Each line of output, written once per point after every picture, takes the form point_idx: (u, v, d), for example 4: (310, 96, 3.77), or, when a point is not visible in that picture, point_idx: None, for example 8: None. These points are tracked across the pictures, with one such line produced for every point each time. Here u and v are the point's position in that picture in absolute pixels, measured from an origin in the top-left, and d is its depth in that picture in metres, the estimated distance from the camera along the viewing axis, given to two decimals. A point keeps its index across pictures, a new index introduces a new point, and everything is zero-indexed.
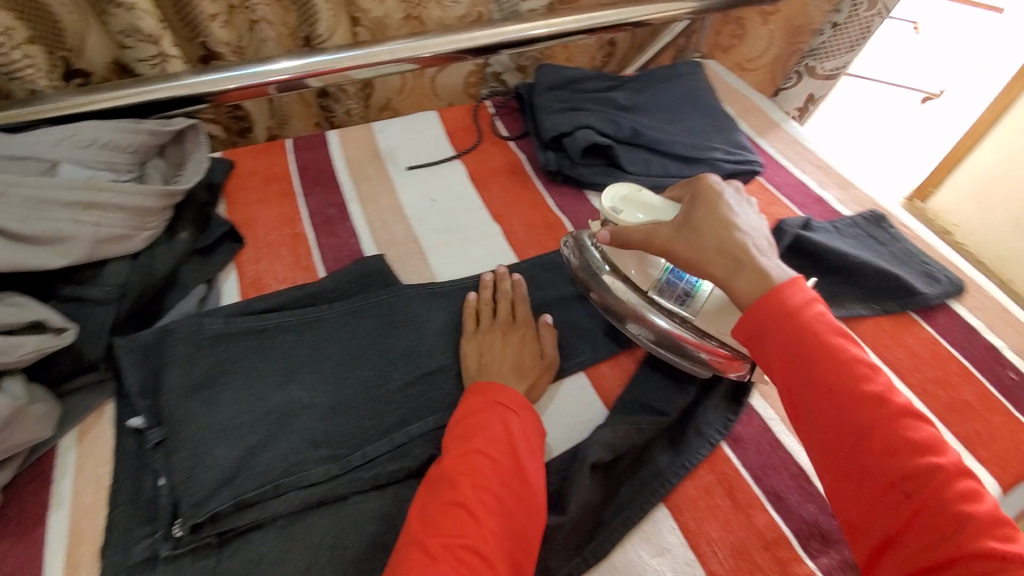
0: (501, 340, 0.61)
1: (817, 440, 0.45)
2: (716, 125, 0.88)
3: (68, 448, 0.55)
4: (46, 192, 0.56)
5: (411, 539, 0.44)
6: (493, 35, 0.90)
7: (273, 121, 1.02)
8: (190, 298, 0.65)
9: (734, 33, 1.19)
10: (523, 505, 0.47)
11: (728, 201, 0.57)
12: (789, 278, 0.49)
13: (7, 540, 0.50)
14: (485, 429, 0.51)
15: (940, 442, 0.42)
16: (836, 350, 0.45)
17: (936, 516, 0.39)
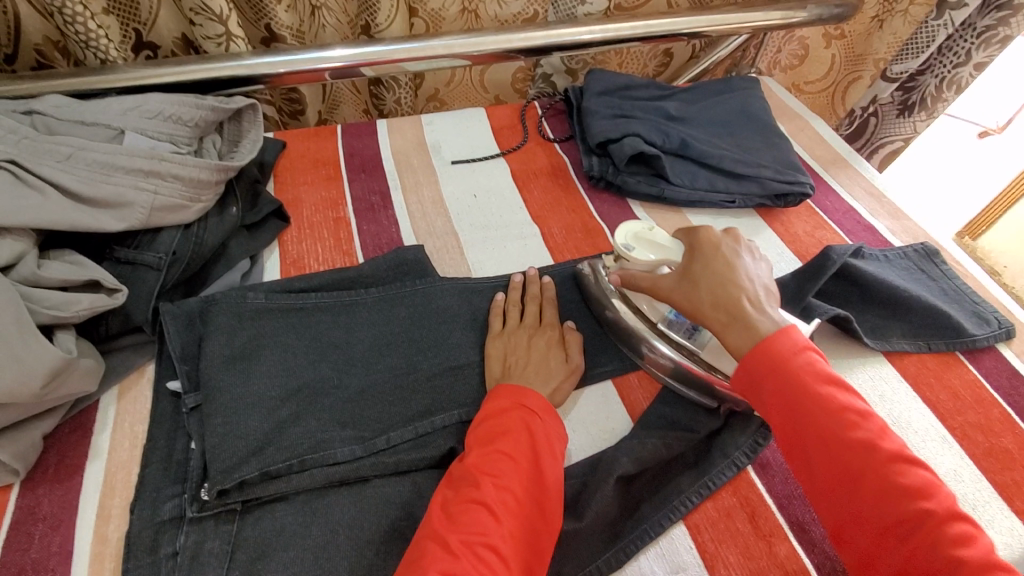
0: (526, 343, 0.61)
1: (816, 490, 0.45)
2: (766, 143, 0.86)
3: (109, 404, 0.58)
4: (111, 158, 0.59)
5: (432, 533, 0.44)
6: (549, 36, 0.90)
7: (325, 105, 1.04)
8: (234, 271, 0.67)
9: (795, 53, 1.15)
10: (542, 510, 0.47)
11: (728, 250, 0.56)
12: (779, 332, 0.49)
13: (47, 485, 0.52)
14: (508, 430, 0.51)
15: (931, 485, 0.42)
16: (825, 397, 0.46)
17: (934, 564, 0.40)
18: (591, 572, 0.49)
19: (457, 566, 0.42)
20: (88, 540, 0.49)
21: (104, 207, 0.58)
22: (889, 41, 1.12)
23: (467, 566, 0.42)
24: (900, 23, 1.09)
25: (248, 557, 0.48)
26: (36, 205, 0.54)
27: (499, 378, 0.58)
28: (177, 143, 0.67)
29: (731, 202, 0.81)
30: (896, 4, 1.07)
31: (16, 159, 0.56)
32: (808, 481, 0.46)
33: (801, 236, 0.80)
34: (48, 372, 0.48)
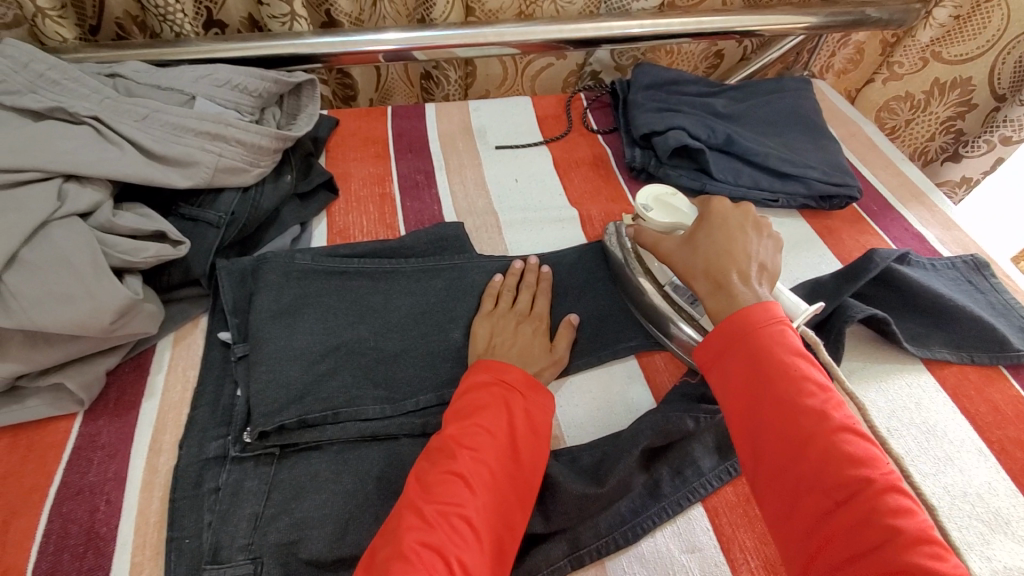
0: (513, 328, 0.62)
1: (759, 455, 0.44)
2: (814, 144, 0.85)
3: (165, 348, 0.62)
4: (183, 120, 0.63)
5: (409, 502, 0.45)
6: (599, 28, 0.91)
7: (377, 94, 1.08)
8: (286, 235, 0.71)
9: (851, 59, 1.12)
10: (516, 484, 0.48)
11: (734, 223, 0.58)
12: (757, 305, 0.49)
13: (107, 417, 0.56)
14: (486, 405, 0.52)
15: (876, 459, 0.41)
16: (787, 365, 0.46)
17: (865, 529, 0.38)
18: (607, 544, 0.50)
19: (432, 536, 0.43)
20: (141, 468, 0.53)
21: (173, 165, 0.62)
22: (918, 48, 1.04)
23: (442, 536, 0.43)
24: (923, 25, 1.01)
25: (284, 497, 0.51)
26: (114, 159, 0.59)
27: (481, 353, 0.59)
28: (241, 111, 0.71)
29: (775, 200, 0.80)
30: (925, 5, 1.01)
31: (99, 116, 0.61)
32: (755, 446, 0.45)
33: (844, 240, 0.79)
34: (117, 309, 0.52)
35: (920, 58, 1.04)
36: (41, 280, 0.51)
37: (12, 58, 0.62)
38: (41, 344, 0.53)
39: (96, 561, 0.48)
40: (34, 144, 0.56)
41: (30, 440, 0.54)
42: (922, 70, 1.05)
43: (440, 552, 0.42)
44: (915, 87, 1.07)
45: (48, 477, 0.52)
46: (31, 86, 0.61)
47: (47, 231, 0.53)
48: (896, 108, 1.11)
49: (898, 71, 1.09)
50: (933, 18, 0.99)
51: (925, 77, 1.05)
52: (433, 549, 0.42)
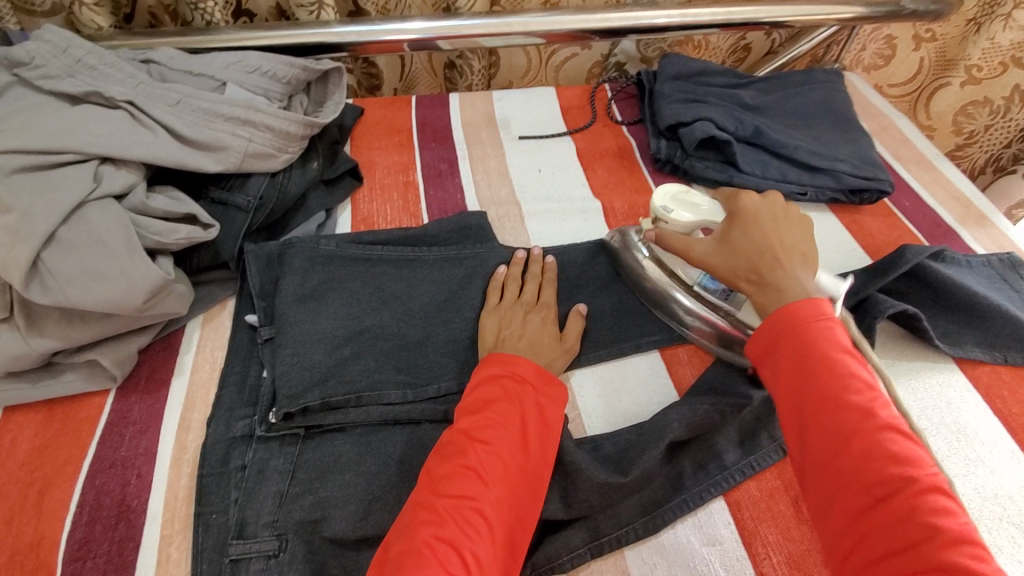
0: (521, 317, 0.61)
1: (803, 449, 0.44)
2: (845, 137, 0.83)
3: (193, 329, 0.63)
4: (214, 106, 0.64)
5: (420, 498, 0.45)
6: (626, 18, 0.90)
7: (400, 82, 1.08)
8: (311, 222, 0.72)
9: (883, 52, 1.09)
10: (532, 477, 0.48)
11: (766, 214, 0.56)
12: (806, 299, 0.49)
13: (138, 394, 0.58)
14: (498, 398, 0.51)
15: (921, 460, 0.40)
16: (833, 360, 0.45)
17: (906, 527, 0.37)
18: (627, 533, 0.50)
19: (445, 530, 0.43)
20: (170, 445, 0.55)
21: (204, 150, 0.63)
22: (986, 47, 1.00)
23: (455, 530, 0.43)
24: (1000, 28, 0.97)
25: (308, 477, 0.52)
26: (148, 143, 0.60)
27: (490, 348, 0.58)
28: (270, 97, 0.72)
29: (803, 194, 0.78)
30: (998, 8, 0.97)
31: (134, 101, 0.63)
32: (798, 439, 0.44)
33: (874, 235, 0.77)
34: (149, 289, 0.53)
35: (1000, 61, 1.00)
36: (78, 259, 0.52)
37: (52, 44, 0.64)
38: (76, 322, 0.55)
39: (127, 532, 0.49)
40: (71, 127, 0.58)
41: (65, 414, 0.56)
42: (1001, 75, 1.02)
43: (456, 546, 0.42)
44: (996, 91, 1.04)
45: (83, 450, 0.54)
46: (69, 71, 0.63)
47: (83, 211, 0.54)
48: (975, 112, 1.08)
49: (975, 75, 1.04)
50: (1014, 20, 0.96)
51: (1006, 81, 1.02)
52: (448, 543, 0.42)
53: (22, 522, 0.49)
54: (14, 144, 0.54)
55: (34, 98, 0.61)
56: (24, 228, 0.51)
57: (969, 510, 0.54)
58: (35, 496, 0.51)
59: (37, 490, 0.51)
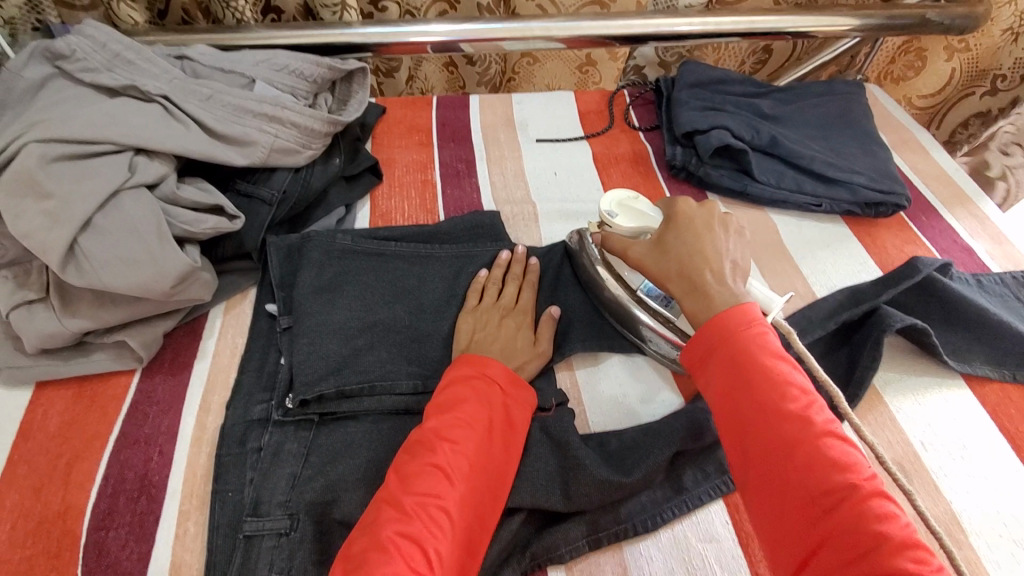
0: (497, 320, 0.62)
1: (749, 460, 0.45)
2: (863, 150, 0.83)
3: (216, 316, 0.66)
4: (242, 102, 0.67)
5: (387, 495, 0.46)
6: (647, 25, 0.91)
7: (412, 61, 1.07)
8: (331, 216, 0.74)
9: (911, 64, 1.09)
10: (494, 478, 0.49)
11: (701, 221, 0.58)
12: (733, 307, 0.50)
13: (162, 375, 0.60)
14: (466, 399, 0.52)
15: (858, 462, 0.42)
16: (767, 368, 0.46)
17: (851, 534, 0.39)
18: (626, 529, 0.51)
19: (410, 527, 0.43)
20: (191, 425, 0.57)
21: (233, 144, 0.66)
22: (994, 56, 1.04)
23: (421, 528, 0.44)
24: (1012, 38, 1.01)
25: (320, 460, 0.54)
26: (179, 135, 0.63)
27: (464, 349, 0.60)
28: (296, 95, 0.74)
29: (817, 205, 0.79)
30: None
31: (168, 95, 0.65)
32: (739, 450, 0.46)
33: (888, 248, 0.77)
34: (176, 275, 0.56)
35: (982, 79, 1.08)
36: (112, 244, 0.55)
37: (92, 38, 0.67)
38: (107, 304, 0.58)
39: (148, 505, 0.52)
40: (108, 118, 0.61)
41: (93, 391, 0.59)
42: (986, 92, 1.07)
43: (419, 542, 0.43)
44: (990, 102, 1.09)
45: (109, 427, 0.56)
46: (107, 65, 0.66)
47: (118, 199, 0.57)
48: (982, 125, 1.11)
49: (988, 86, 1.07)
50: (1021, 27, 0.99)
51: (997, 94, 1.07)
52: (412, 540, 0.43)
53: (51, 492, 0.52)
54: (56, 134, 0.57)
55: (74, 90, 0.64)
56: (63, 214, 0.54)
57: (969, 525, 0.55)
58: (62, 468, 0.53)
59: (65, 462, 0.54)
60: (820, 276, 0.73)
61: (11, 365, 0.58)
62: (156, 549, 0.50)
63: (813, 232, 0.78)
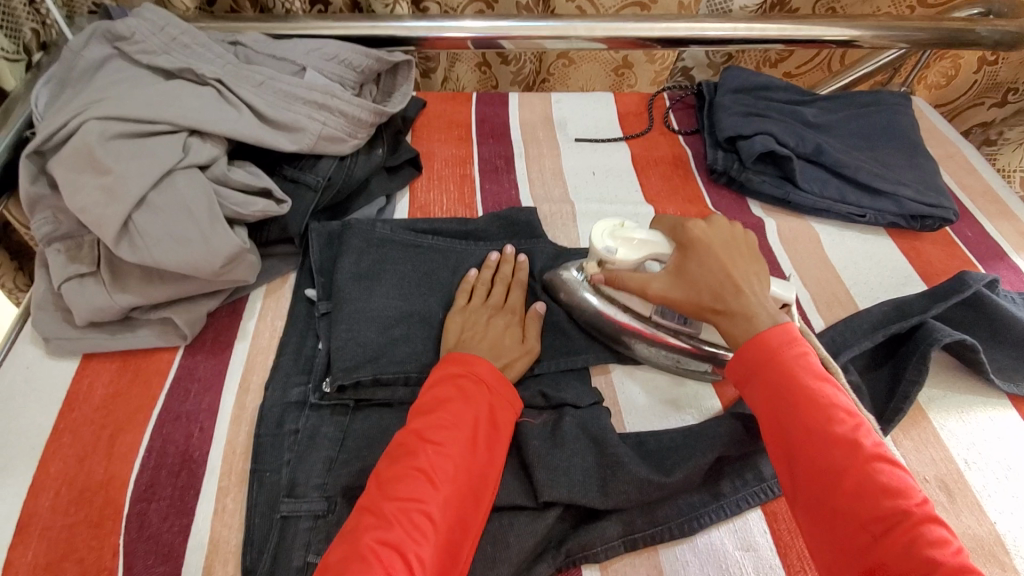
0: (485, 320, 0.61)
1: (795, 482, 0.46)
2: (909, 163, 0.81)
3: (257, 298, 0.67)
4: (293, 90, 0.68)
5: (369, 502, 0.45)
6: (691, 29, 0.90)
7: (448, 60, 1.08)
8: (372, 206, 0.75)
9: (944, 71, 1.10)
10: (481, 482, 0.48)
11: (716, 241, 0.58)
12: (772, 328, 0.52)
13: (205, 353, 0.61)
14: (451, 401, 0.51)
15: (908, 488, 0.43)
16: (813, 390, 0.48)
17: (904, 559, 0.40)
18: (662, 531, 0.51)
19: (390, 534, 0.43)
20: (231, 403, 0.58)
21: (282, 129, 0.67)
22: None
23: (401, 534, 0.43)
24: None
25: (357, 445, 0.55)
26: (231, 119, 0.64)
27: (451, 347, 0.58)
28: (344, 85, 0.75)
29: (861, 215, 0.78)
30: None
31: (221, 79, 0.66)
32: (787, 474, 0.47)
33: (934, 263, 0.75)
34: (226, 255, 0.57)
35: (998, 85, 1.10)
36: (165, 222, 0.56)
37: (150, 21, 0.69)
38: (156, 281, 0.59)
39: (188, 480, 0.53)
40: (164, 99, 0.62)
41: (137, 365, 0.60)
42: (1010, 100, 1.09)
43: (400, 551, 0.42)
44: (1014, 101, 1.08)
45: (152, 401, 0.57)
46: (164, 48, 0.67)
47: (172, 178, 0.58)
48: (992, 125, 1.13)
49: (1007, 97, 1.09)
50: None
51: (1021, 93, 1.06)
52: (392, 548, 0.42)
53: (94, 462, 0.53)
54: (115, 112, 0.59)
55: (131, 71, 0.66)
56: (119, 190, 0.55)
57: (1013, 547, 0.53)
58: (107, 439, 0.54)
59: (109, 433, 0.55)
60: (862, 287, 0.72)
61: (61, 336, 0.59)
62: (194, 523, 0.50)
63: (855, 242, 0.77)
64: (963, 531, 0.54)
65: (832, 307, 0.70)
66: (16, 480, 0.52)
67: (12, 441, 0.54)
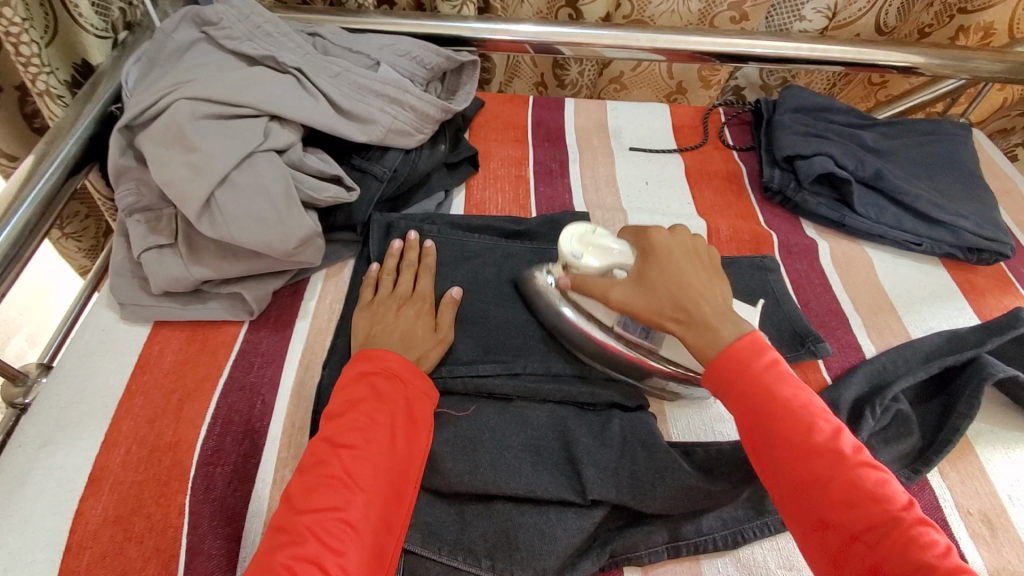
0: (394, 311, 0.61)
1: (785, 497, 0.47)
2: (969, 195, 0.80)
3: (317, 281, 0.69)
4: (368, 83, 0.71)
5: (283, 519, 0.45)
6: (752, 46, 0.90)
7: (505, 77, 1.10)
8: (431, 200, 0.78)
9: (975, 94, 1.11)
10: (401, 482, 0.49)
11: (678, 251, 0.59)
12: (738, 338, 0.52)
13: (268, 330, 0.64)
14: (357, 401, 0.52)
15: (889, 489, 0.44)
16: (788, 401, 0.49)
17: (900, 566, 0.41)
18: (706, 541, 0.52)
19: (304, 548, 0.43)
20: (292, 379, 0.61)
21: (355, 121, 0.69)
22: None
23: (318, 547, 0.43)
24: None
25: None
26: (310, 108, 0.66)
27: (362, 343, 0.58)
28: (414, 81, 0.77)
29: (917, 244, 0.77)
30: None
31: (302, 69, 0.69)
32: (775, 487, 0.48)
33: (988, 297, 0.75)
34: (299, 238, 0.60)
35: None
36: (244, 202, 0.59)
37: (238, 9, 0.71)
38: (228, 257, 0.62)
39: (251, 448, 0.56)
40: (249, 84, 0.64)
41: (205, 336, 0.63)
42: None
43: (318, 562, 0.43)
44: None
45: (217, 370, 0.60)
46: (249, 35, 0.70)
47: (252, 160, 0.61)
48: None
49: None
50: None
51: None
52: (308, 561, 0.43)
53: (163, 424, 0.56)
54: (204, 94, 0.61)
55: (218, 55, 0.69)
56: (204, 168, 0.58)
57: None
58: (175, 403, 0.57)
59: (177, 398, 0.58)
60: (915, 316, 0.72)
61: (136, 303, 0.63)
62: (256, 490, 0.54)
63: (908, 271, 0.77)
64: (1008, 567, 0.53)
65: (883, 334, 0.69)
66: (90, 435, 0.55)
67: (88, 399, 0.57)
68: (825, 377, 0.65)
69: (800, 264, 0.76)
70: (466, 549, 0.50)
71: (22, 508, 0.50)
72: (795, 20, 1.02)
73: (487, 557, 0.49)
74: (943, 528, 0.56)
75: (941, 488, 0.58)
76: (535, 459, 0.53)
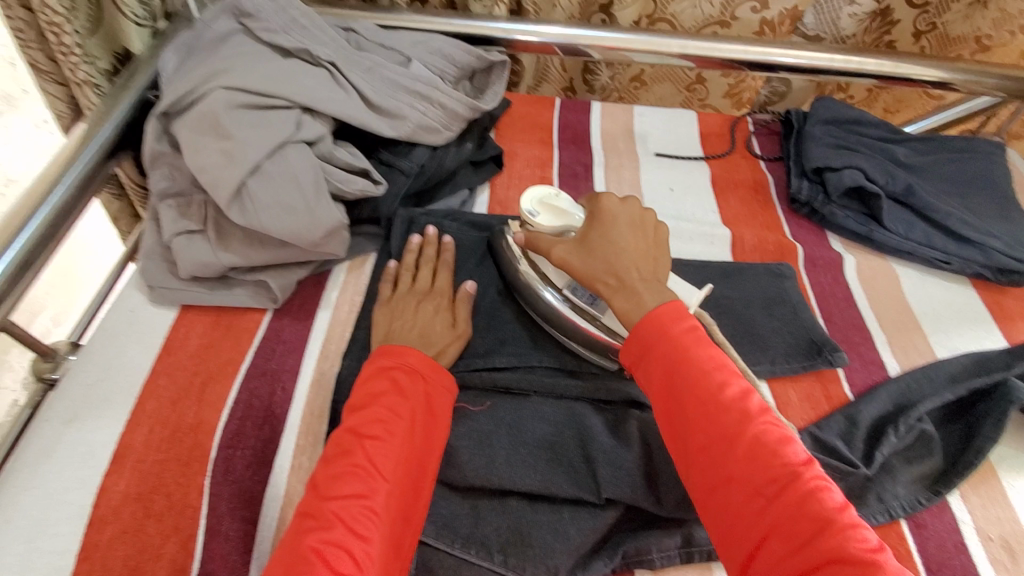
0: (413, 308, 0.61)
1: (691, 459, 0.47)
2: (1001, 215, 0.79)
3: (340, 272, 0.70)
4: (400, 80, 0.72)
5: (309, 506, 0.46)
6: (784, 56, 0.90)
7: (534, 80, 1.10)
8: (455, 198, 0.78)
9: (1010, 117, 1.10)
10: (421, 473, 0.50)
11: (623, 219, 0.59)
12: (661, 303, 0.53)
13: (291, 319, 0.65)
14: (379, 393, 0.52)
15: (793, 448, 0.45)
16: (702, 364, 0.49)
17: (797, 521, 0.42)
18: (719, 552, 0.51)
19: (333, 533, 0.44)
20: (312, 368, 0.62)
21: (385, 116, 0.70)
22: None
23: (344, 532, 0.44)
24: None
25: None
26: (341, 101, 0.67)
27: (380, 340, 0.59)
28: (444, 78, 0.78)
29: (946, 262, 0.76)
30: None
31: (335, 63, 0.70)
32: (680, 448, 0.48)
33: (1017, 320, 0.73)
34: (328, 229, 0.61)
35: None
36: (277, 191, 0.60)
37: None
38: (257, 245, 0.63)
39: (271, 433, 0.56)
40: (283, 77, 0.65)
41: (229, 321, 0.64)
42: None
43: (344, 547, 0.43)
44: None
45: (240, 355, 0.61)
46: (285, 27, 0.71)
47: (285, 150, 0.62)
48: None
49: None
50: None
51: None
52: (336, 546, 0.43)
53: (186, 405, 0.57)
54: (239, 84, 0.63)
55: (253, 46, 0.70)
56: (238, 155, 0.59)
57: None
58: (198, 385, 0.58)
59: (201, 380, 0.59)
60: (940, 335, 0.70)
61: (164, 286, 0.64)
62: (273, 475, 0.54)
63: (936, 289, 0.75)
64: None
65: (907, 352, 0.68)
66: (115, 414, 0.56)
67: (114, 376, 0.59)
68: (847, 392, 0.64)
69: (825, 278, 0.75)
70: (478, 544, 0.50)
71: (48, 480, 0.51)
72: (846, 6, 0.99)
73: (499, 553, 0.49)
74: (961, 552, 0.54)
75: (961, 510, 0.57)
76: (550, 460, 0.53)
